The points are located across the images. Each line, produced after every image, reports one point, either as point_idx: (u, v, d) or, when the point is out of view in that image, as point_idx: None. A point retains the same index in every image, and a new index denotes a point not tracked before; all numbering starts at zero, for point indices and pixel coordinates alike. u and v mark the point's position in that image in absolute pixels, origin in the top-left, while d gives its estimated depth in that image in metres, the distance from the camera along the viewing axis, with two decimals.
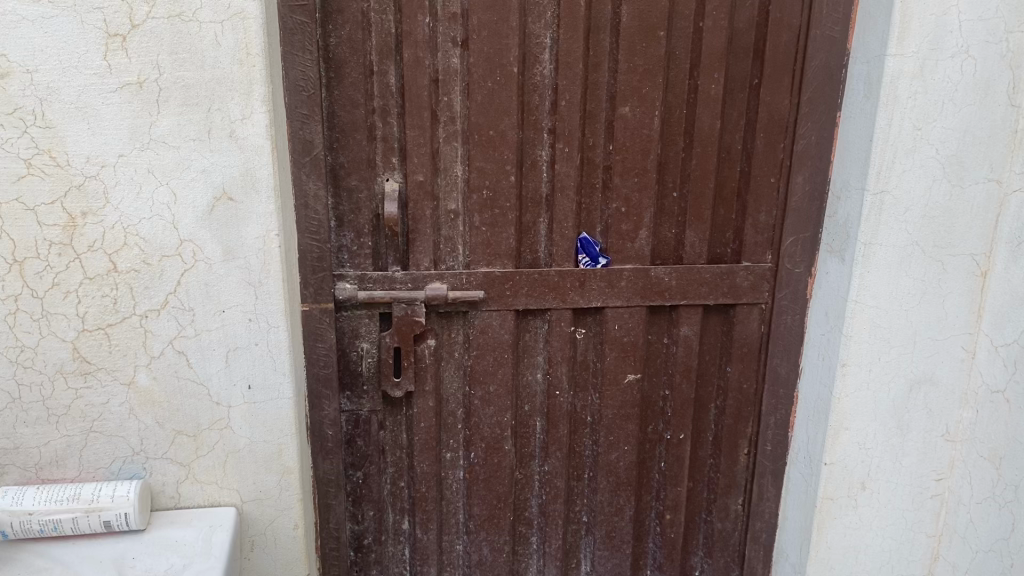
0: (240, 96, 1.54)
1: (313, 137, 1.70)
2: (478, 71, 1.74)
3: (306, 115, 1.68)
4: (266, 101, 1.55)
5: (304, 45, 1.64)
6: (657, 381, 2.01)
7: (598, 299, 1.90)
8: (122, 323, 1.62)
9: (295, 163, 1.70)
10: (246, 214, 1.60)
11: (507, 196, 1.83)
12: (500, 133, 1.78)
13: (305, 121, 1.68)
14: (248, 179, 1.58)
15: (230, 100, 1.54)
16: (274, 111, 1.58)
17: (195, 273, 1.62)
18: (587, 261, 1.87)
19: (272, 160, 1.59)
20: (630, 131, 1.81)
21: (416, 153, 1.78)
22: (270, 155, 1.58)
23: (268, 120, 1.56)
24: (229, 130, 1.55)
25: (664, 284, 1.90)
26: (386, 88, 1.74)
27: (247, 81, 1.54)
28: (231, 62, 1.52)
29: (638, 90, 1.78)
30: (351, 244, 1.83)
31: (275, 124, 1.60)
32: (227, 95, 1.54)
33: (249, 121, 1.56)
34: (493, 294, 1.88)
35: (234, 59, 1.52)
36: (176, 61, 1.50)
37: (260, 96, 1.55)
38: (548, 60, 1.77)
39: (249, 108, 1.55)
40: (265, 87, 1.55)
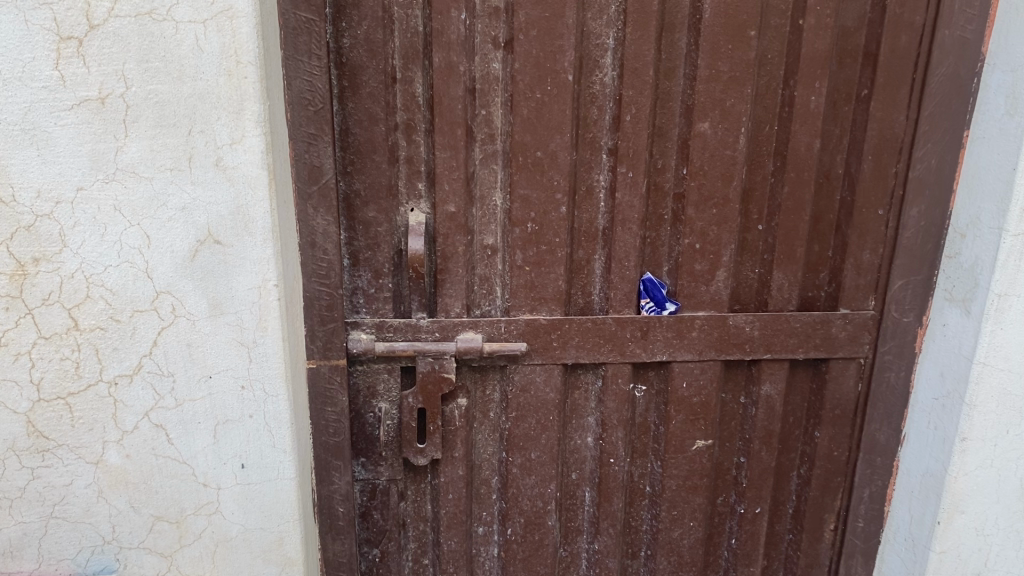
0: (228, 114, 1.21)
1: (323, 160, 1.37)
2: (524, 79, 1.41)
3: (314, 134, 1.35)
4: (262, 121, 1.23)
5: (311, 48, 1.31)
6: (730, 447, 1.69)
7: (664, 352, 1.57)
8: (87, 391, 1.32)
9: (301, 193, 1.38)
10: (237, 261, 1.28)
11: (556, 229, 1.50)
12: (549, 154, 1.46)
13: (312, 141, 1.36)
14: (239, 218, 1.26)
15: (216, 120, 1.21)
16: (272, 133, 1.26)
17: (175, 332, 1.30)
18: (651, 306, 1.55)
19: (270, 194, 1.26)
20: (710, 152, 1.47)
21: (447, 178, 1.46)
22: (267, 187, 1.25)
23: (264, 145, 1.24)
24: (215, 157, 1.23)
25: (744, 336, 1.57)
26: (411, 98, 1.42)
27: (238, 98, 1.21)
28: (217, 73, 1.19)
29: (721, 103, 1.44)
30: (367, 286, 1.51)
31: (275, 149, 1.27)
32: (212, 115, 1.21)
33: (241, 145, 1.23)
34: (538, 345, 1.56)
35: (220, 68, 1.19)
36: (146, 71, 1.18)
37: (253, 114, 1.22)
38: (611, 65, 1.43)
39: (240, 130, 1.22)
40: (260, 104, 1.22)
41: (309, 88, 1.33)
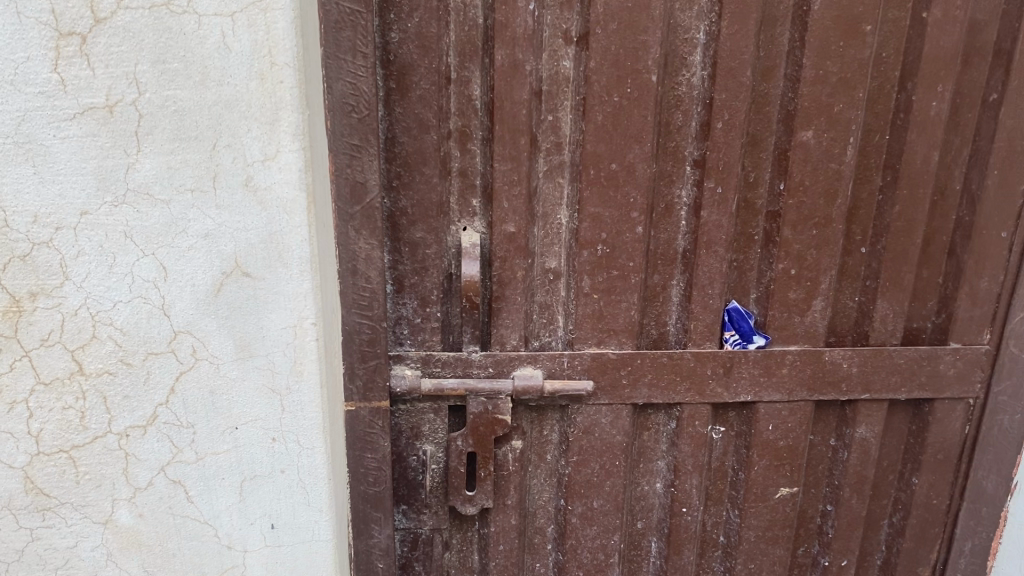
0: (260, 125, 1.02)
1: (367, 175, 1.17)
2: (600, 80, 1.21)
3: (357, 145, 1.15)
4: (300, 134, 1.03)
5: (355, 44, 1.11)
6: (816, 493, 1.50)
7: (749, 392, 1.38)
8: (95, 443, 1.12)
9: (341, 213, 1.18)
10: (270, 296, 1.09)
11: (630, 252, 1.30)
12: (626, 166, 1.25)
13: (355, 153, 1.16)
14: (272, 247, 1.06)
15: (245, 133, 1.02)
16: (311, 147, 1.06)
17: (195, 378, 1.11)
18: (737, 339, 1.36)
19: (309, 218, 1.07)
20: (812, 165, 1.27)
21: (506, 194, 1.26)
22: (305, 211, 1.06)
23: (303, 161, 1.04)
24: (244, 175, 1.03)
25: (841, 374, 1.38)
26: (467, 102, 1.23)
27: (271, 107, 1.01)
28: (247, 77, 1.00)
29: (827, 109, 1.24)
30: (412, 315, 1.32)
31: (314, 165, 1.08)
32: (241, 127, 1.02)
33: (275, 162, 1.03)
34: (605, 383, 1.36)
35: (251, 71, 1.00)
36: (163, 74, 0.98)
37: (289, 125, 1.03)
38: (700, 63, 1.23)
39: (274, 144, 1.03)
40: (298, 114, 1.02)
41: (351, 91, 1.13)
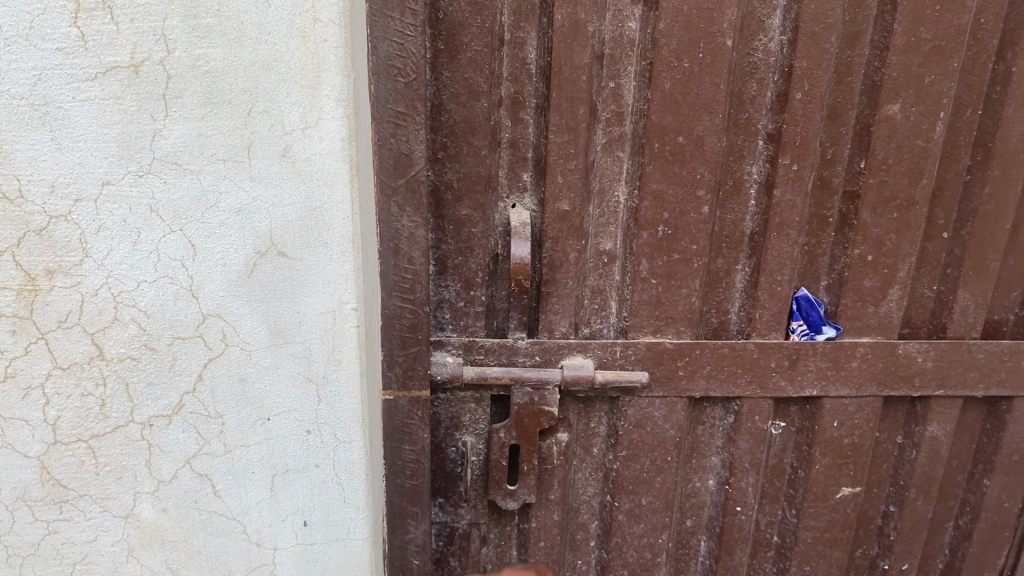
0: (301, 90, 0.92)
1: (413, 146, 1.07)
2: (669, 44, 1.10)
3: (403, 114, 1.05)
4: (345, 100, 0.93)
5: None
6: (879, 493, 1.41)
7: (815, 387, 1.28)
8: (115, 433, 1.03)
9: (384, 187, 1.08)
10: (307, 278, 1.00)
11: (694, 234, 1.20)
12: (694, 140, 1.14)
13: (400, 122, 1.06)
14: (311, 224, 0.97)
15: (285, 97, 0.92)
16: (355, 114, 0.96)
17: (225, 365, 1.02)
18: (804, 330, 1.27)
19: (352, 193, 0.97)
20: (896, 142, 1.16)
21: (562, 169, 1.16)
22: (348, 185, 0.96)
23: (346, 130, 0.94)
24: (282, 145, 0.93)
25: (914, 368, 1.28)
26: (521, 66, 1.12)
27: (313, 69, 0.91)
28: (287, 35, 0.90)
29: (917, 79, 1.13)
30: (455, 298, 1.22)
31: (358, 135, 0.98)
32: (280, 91, 0.91)
33: (316, 131, 0.93)
34: (661, 375, 1.27)
35: (292, 28, 0.89)
36: (193, 30, 0.88)
37: (333, 90, 0.93)
38: (779, 27, 1.11)
39: (316, 110, 0.93)
40: (343, 77, 0.92)
41: (398, 52, 1.03)
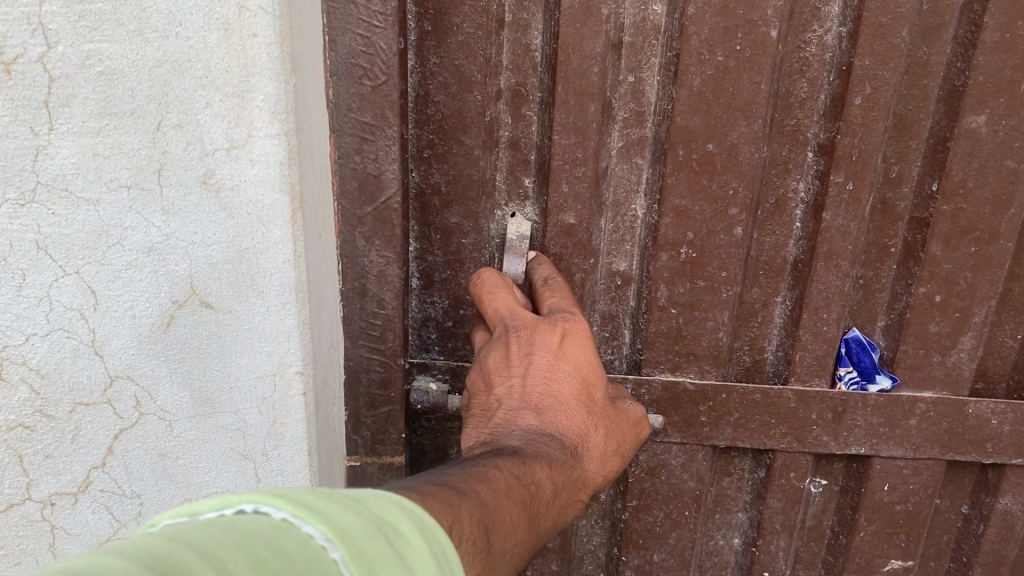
0: (225, 95, 0.74)
1: (383, 166, 0.90)
2: (700, 32, 0.91)
3: (370, 125, 0.89)
4: (281, 113, 0.75)
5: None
6: (937, 568, 1.20)
7: (864, 445, 1.09)
8: (10, 512, 0.89)
9: (349, 214, 0.92)
10: (240, 336, 0.84)
11: (724, 260, 1.01)
12: (727, 148, 0.95)
13: (367, 136, 0.89)
14: (241, 269, 0.81)
15: (203, 108, 0.74)
16: (301, 128, 0.78)
17: (140, 435, 0.88)
18: (854, 378, 1.07)
19: (296, 232, 0.80)
20: (979, 162, 0.94)
21: (567, 176, 0.98)
22: (288, 225, 0.79)
23: (283, 149, 0.76)
24: (202, 169, 0.76)
25: (986, 432, 1.07)
26: (524, 53, 0.95)
27: (240, 70, 0.73)
28: (205, 25, 0.71)
29: (1010, 85, 0.91)
30: (442, 317, 1.06)
31: (306, 157, 0.80)
32: (197, 100, 0.74)
33: (245, 150, 0.76)
34: (679, 419, 1.09)
35: (210, 18, 0.71)
36: (80, 18, 0.70)
37: (265, 101, 0.74)
38: (839, 16, 0.91)
39: (243, 125, 0.75)
40: (277, 83, 0.74)
41: (363, 47, 0.85)
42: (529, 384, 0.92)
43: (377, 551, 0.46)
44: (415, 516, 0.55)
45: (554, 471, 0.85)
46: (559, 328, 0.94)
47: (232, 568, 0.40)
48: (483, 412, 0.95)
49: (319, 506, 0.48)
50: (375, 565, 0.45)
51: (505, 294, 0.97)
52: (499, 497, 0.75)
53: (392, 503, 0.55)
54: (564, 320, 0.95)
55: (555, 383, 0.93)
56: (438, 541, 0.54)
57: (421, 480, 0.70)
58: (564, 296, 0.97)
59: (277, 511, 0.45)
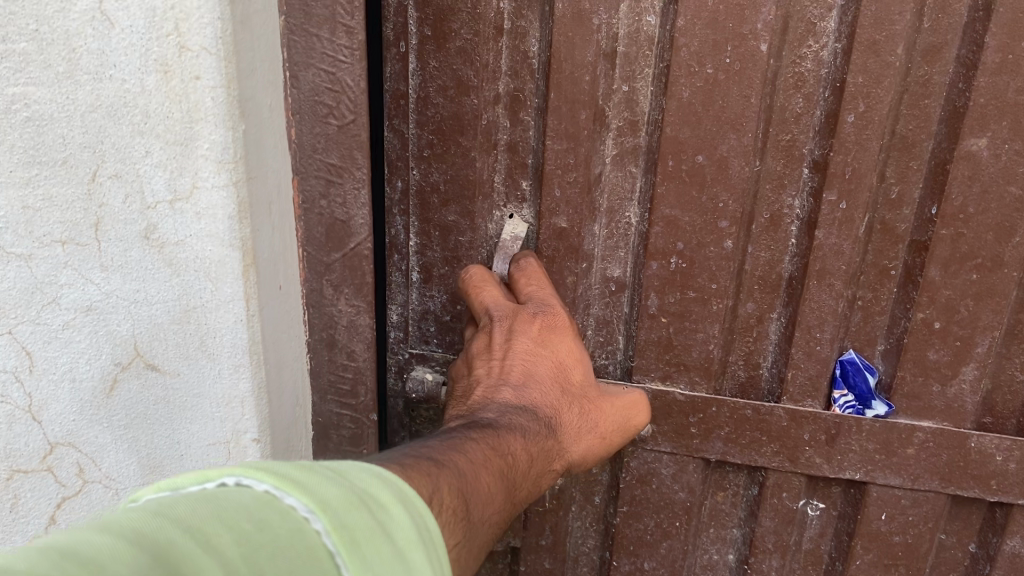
0: (166, 143, 0.81)
1: (350, 211, 0.97)
2: (689, 45, 0.91)
3: (334, 168, 0.95)
4: (223, 162, 0.81)
5: (333, 15, 0.89)
6: None
7: (858, 470, 1.07)
8: None
9: (317, 260, 1.01)
10: (186, 400, 0.93)
11: (714, 274, 1.01)
12: (717, 161, 0.95)
13: (332, 179, 0.96)
14: (190, 325, 0.89)
15: (142, 158, 0.82)
16: (248, 179, 0.84)
17: (84, 500, 0.98)
18: (850, 402, 1.04)
19: (249, 289, 0.87)
20: (981, 187, 0.91)
21: (559, 181, 1.00)
22: (234, 288, 0.87)
23: (223, 201, 0.83)
24: (144, 224, 0.84)
25: (989, 469, 1.03)
26: (521, 59, 0.97)
27: (181, 116, 0.80)
28: (140, 69, 0.78)
29: (1014, 108, 0.87)
30: (441, 311, 1.10)
31: (257, 215, 0.87)
32: (136, 149, 0.81)
33: (186, 206, 0.84)
34: (669, 429, 1.09)
35: (148, 59, 0.78)
36: (12, 66, 0.78)
37: (202, 159, 0.81)
38: (835, 31, 0.90)
39: (185, 179, 0.82)
40: (222, 132, 0.80)
41: (327, 83, 0.92)
42: (506, 365, 0.95)
43: (360, 521, 0.52)
44: (396, 485, 0.59)
45: (528, 443, 0.89)
46: (538, 321, 0.97)
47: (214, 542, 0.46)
48: (463, 394, 0.98)
49: (300, 479, 0.53)
50: (355, 534, 0.50)
51: (488, 287, 0.99)
52: (477, 468, 0.78)
53: (377, 475, 0.60)
54: (543, 313, 0.97)
55: (535, 365, 0.96)
56: (420, 513, 0.59)
57: (402, 453, 0.74)
58: (541, 283, 1.00)
59: (259, 485, 0.51)
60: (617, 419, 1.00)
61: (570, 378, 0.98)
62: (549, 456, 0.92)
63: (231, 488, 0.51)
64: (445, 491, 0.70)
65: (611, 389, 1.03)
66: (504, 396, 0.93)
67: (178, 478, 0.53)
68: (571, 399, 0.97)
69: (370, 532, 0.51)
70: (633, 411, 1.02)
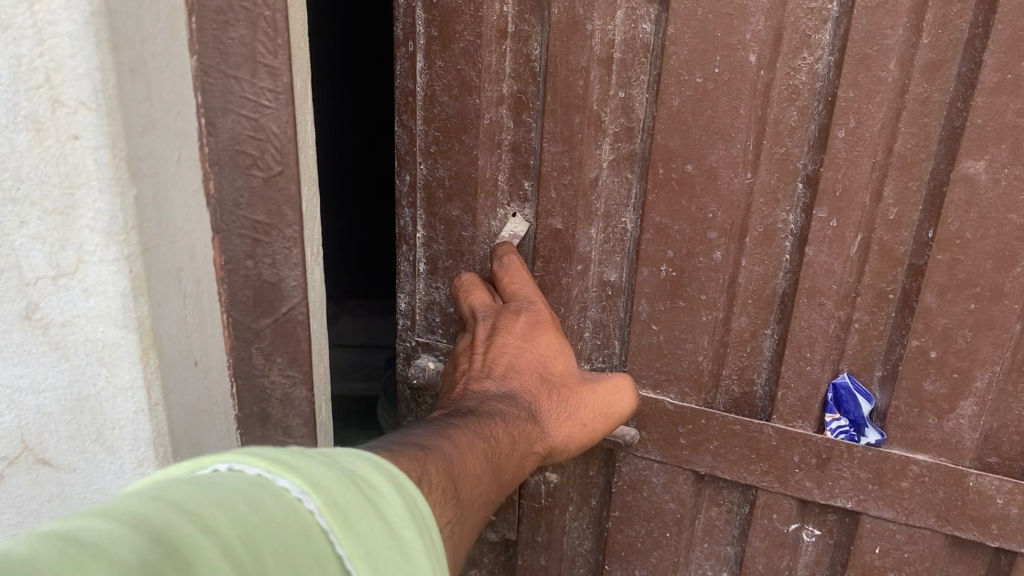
0: (44, 213, 0.73)
1: (281, 270, 0.95)
2: (679, 52, 0.91)
3: (260, 222, 0.93)
4: (105, 238, 0.74)
5: (252, 54, 0.85)
6: None
7: (850, 498, 1.03)
8: None
9: (246, 326, 0.99)
10: (83, 495, 0.86)
11: (704, 284, 1.00)
12: (706, 170, 0.95)
13: (257, 235, 0.93)
14: (85, 415, 0.82)
15: (17, 231, 0.74)
16: (144, 248, 0.77)
17: None
18: (844, 427, 1.01)
19: (150, 377, 0.80)
20: (978, 212, 0.87)
21: (555, 183, 1.02)
22: (130, 373, 0.79)
23: (110, 276, 0.75)
24: (25, 304, 0.77)
25: (990, 512, 0.97)
26: (524, 62, 1.00)
27: (62, 180, 0.72)
28: (10, 126, 0.70)
29: (1014, 131, 0.83)
30: (445, 302, 1.14)
31: (155, 291, 0.79)
32: (10, 218, 0.73)
33: (73, 281, 0.76)
34: (658, 438, 1.09)
35: (18, 117, 0.70)
36: None
37: (85, 231, 0.74)
38: (829, 44, 0.88)
39: (70, 253, 0.75)
40: (103, 201, 0.73)
41: (248, 130, 0.89)
42: (489, 359, 0.98)
43: (351, 501, 0.55)
44: (387, 469, 0.63)
45: (510, 428, 0.90)
46: (519, 317, 0.99)
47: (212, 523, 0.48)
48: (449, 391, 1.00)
49: (291, 462, 0.56)
50: (347, 513, 0.54)
51: (475, 289, 1.03)
52: (463, 452, 0.80)
53: (368, 459, 0.63)
54: (524, 310, 0.99)
55: (518, 360, 0.97)
56: (412, 495, 0.62)
57: (389, 441, 0.75)
58: (524, 281, 1.02)
59: (251, 469, 0.54)
60: (605, 404, 0.99)
61: (550, 369, 0.99)
62: (532, 442, 0.93)
63: (224, 473, 0.53)
64: (432, 473, 0.72)
65: (599, 375, 1.02)
66: (486, 385, 0.95)
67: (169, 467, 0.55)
68: (552, 389, 0.97)
69: (363, 511, 0.55)
70: (619, 394, 1.00)
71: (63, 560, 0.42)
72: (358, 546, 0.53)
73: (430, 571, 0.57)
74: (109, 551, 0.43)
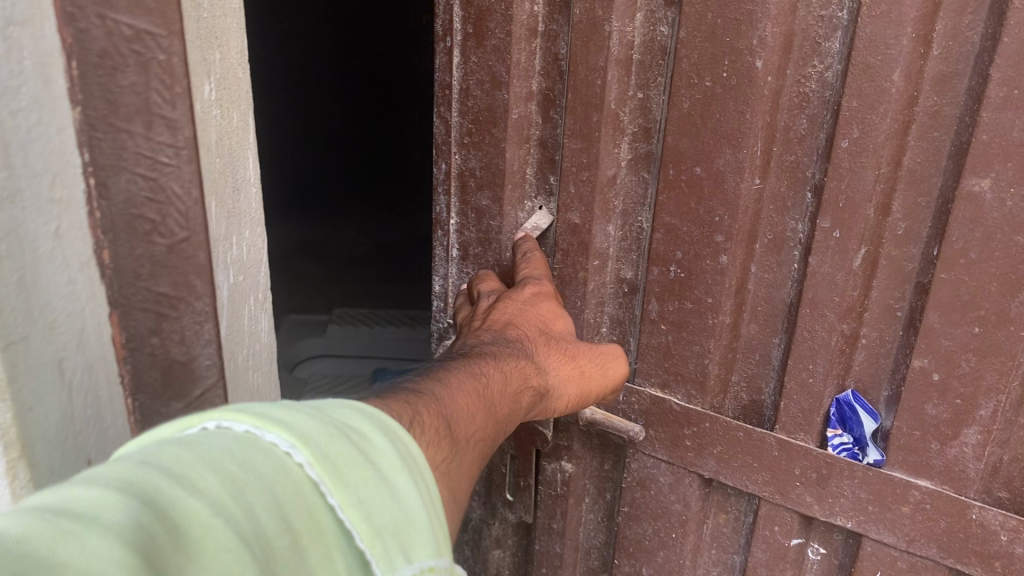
0: None
1: (192, 342, 1.00)
2: (690, 55, 0.93)
3: (166, 292, 0.97)
4: None
5: (146, 103, 0.87)
6: None
7: (849, 517, 0.99)
8: None
9: (154, 410, 1.03)
10: None
11: (709, 289, 1.00)
12: (713, 174, 0.95)
13: (161, 308, 0.97)
14: None
15: None
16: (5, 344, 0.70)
17: None
18: (846, 445, 0.98)
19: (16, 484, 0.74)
20: (984, 231, 0.83)
21: (575, 178, 1.05)
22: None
23: None
24: None
25: (994, 547, 0.90)
26: (553, 61, 1.05)
27: None
28: None
29: (1020, 149, 0.79)
30: None
31: (19, 394, 0.74)
32: None
33: None
34: (666, 436, 1.10)
35: None
36: None
37: None
38: (838, 52, 0.87)
39: None
40: None
41: (145, 192, 0.91)
42: (493, 316, 1.01)
43: (341, 452, 0.57)
44: (379, 415, 0.65)
45: (499, 365, 0.92)
46: (526, 288, 1.04)
47: (201, 486, 0.50)
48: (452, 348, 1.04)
49: (276, 418, 0.59)
50: (337, 463, 0.56)
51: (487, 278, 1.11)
52: (454, 392, 0.83)
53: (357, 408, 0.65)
54: (532, 286, 1.04)
55: (520, 318, 1.00)
56: (405, 442, 0.64)
57: (384, 390, 0.78)
58: (540, 268, 1.08)
59: (238, 426, 0.57)
60: (598, 363, 1.03)
61: (550, 327, 1.03)
62: (527, 381, 0.95)
63: (212, 432, 0.56)
64: (423, 413, 0.75)
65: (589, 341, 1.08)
66: (489, 335, 0.98)
67: (154, 430, 0.57)
68: (551, 342, 1.01)
69: (353, 460, 0.57)
70: (612, 361, 1.05)
71: (57, 534, 0.43)
72: (351, 494, 0.55)
73: (423, 508, 0.59)
74: (102, 517, 0.45)
